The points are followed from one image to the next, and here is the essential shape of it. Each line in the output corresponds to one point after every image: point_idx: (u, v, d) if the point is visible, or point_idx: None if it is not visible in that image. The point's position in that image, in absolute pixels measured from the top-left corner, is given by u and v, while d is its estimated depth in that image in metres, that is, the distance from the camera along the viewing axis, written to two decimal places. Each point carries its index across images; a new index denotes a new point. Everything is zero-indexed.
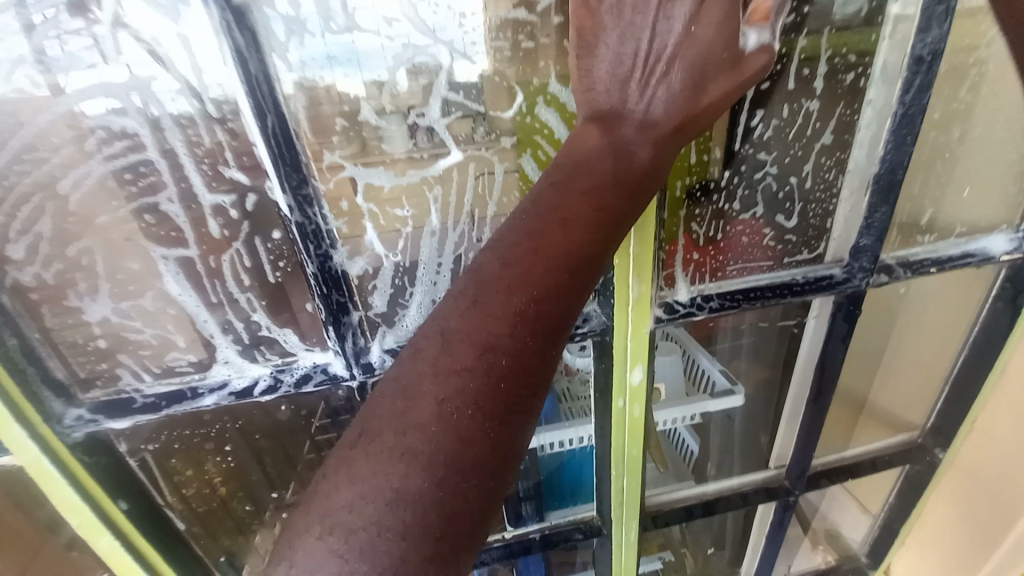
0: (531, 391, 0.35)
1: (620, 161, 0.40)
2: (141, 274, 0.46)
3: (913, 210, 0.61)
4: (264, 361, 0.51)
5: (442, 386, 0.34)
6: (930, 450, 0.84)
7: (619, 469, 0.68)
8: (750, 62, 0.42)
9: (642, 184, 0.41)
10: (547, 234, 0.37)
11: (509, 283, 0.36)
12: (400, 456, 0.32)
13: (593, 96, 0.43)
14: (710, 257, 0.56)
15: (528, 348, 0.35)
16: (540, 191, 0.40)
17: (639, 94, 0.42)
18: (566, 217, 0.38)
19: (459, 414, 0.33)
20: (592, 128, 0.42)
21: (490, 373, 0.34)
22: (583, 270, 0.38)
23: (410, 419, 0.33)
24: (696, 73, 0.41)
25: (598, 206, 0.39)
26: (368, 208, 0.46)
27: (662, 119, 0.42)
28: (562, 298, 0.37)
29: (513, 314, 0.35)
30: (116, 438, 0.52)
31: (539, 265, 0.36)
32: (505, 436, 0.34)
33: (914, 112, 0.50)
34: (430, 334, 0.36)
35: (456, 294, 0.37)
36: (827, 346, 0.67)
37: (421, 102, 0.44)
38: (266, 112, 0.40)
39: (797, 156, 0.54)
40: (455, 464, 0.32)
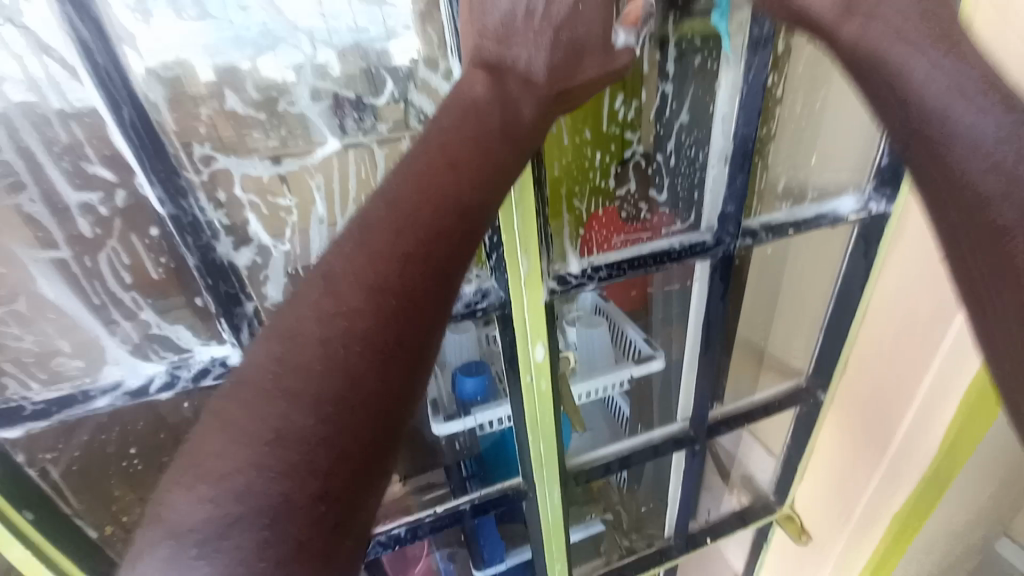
0: (419, 328, 0.38)
1: (506, 112, 0.45)
2: (10, 278, 0.44)
3: (768, 179, 0.69)
4: (158, 359, 0.51)
5: (326, 326, 0.36)
6: (812, 390, 0.96)
7: (533, 434, 0.73)
8: (619, 55, 0.49)
9: (526, 138, 0.46)
10: (433, 178, 0.40)
11: (395, 226, 0.38)
12: (282, 396, 0.34)
13: (483, 41, 0.45)
14: (595, 231, 0.61)
15: (418, 288, 0.38)
16: (426, 138, 0.43)
17: (521, 55, 0.46)
18: (453, 160, 0.42)
19: (345, 350, 0.35)
20: (479, 74, 0.45)
21: (377, 311, 0.36)
22: (470, 210, 0.41)
23: (292, 360, 0.35)
24: (574, 50, 0.47)
25: (486, 151, 0.43)
26: (249, 199, 0.47)
27: (539, 77, 0.47)
28: (450, 243, 0.40)
29: (400, 255, 0.38)
30: (13, 449, 0.50)
31: (426, 208, 0.39)
32: (394, 371, 0.36)
33: (756, 90, 0.56)
34: (315, 278, 0.37)
35: (344, 236, 0.39)
36: (708, 305, 0.75)
37: (287, 90, 0.45)
38: (120, 103, 0.39)
39: (659, 134, 0.59)
40: (342, 400, 0.34)
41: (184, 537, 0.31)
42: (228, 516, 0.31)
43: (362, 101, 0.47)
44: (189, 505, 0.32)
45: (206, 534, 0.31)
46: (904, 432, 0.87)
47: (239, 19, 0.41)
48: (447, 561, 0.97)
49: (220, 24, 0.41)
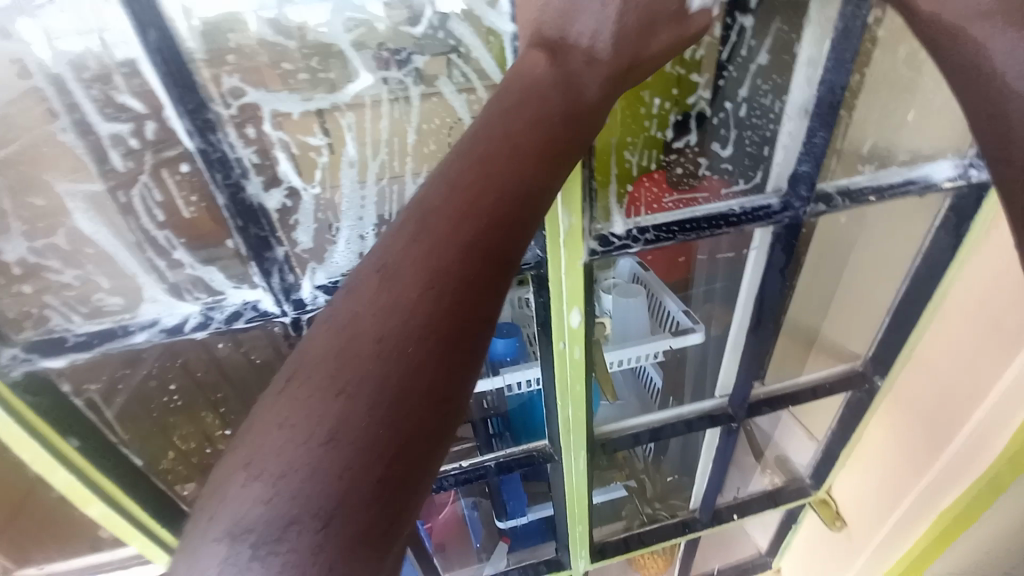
0: (483, 326, 0.34)
1: (571, 90, 0.41)
2: (50, 211, 0.45)
3: (854, 136, 0.60)
4: (192, 299, 0.51)
5: (383, 321, 0.33)
6: (869, 377, 0.89)
7: (563, 399, 0.71)
8: (693, 21, 0.46)
9: (591, 118, 0.42)
10: (497, 160, 0.37)
11: (457, 211, 0.35)
12: (338, 392, 0.31)
13: (541, 24, 0.43)
14: (646, 189, 0.55)
15: (482, 279, 0.34)
16: (488, 116, 0.39)
17: (585, 29, 0.43)
18: (517, 143, 0.38)
19: (405, 349, 0.32)
20: (539, 54, 0.42)
21: (439, 304, 0.33)
22: (535, 199, 0.37)
23: (347, 358, 0.32)
24: (644, 22, 0.44)
25: (551, 134, 0.39)
26: (279, 137, 0.44)
27: (607, 56, 0.43)
28: (515, 232, 0.36)
29: (462, 242, 0.35)
30: (57, 378, 0.52)
31: (491, 192, 0.36)
32: (457, 374, 0.33)
33: (853, 27, 0.48)
34: (368, 268, 0.34)
35: (400, 223, 0.36)
36: (765, 277, 0.68)
37: (320, 17, 0.41)
38: (146, 25, 0.37)
39: (731, 77, 0.52)
40: (402, 398, 0.31)
41: (239, 539, 0.29)
42: (281, 520, 0.29)
43: (401, 31, 0.43)
44: (234, 506, 0.29)
45: (261, 535, 0.28)
46: (970, 427, 0.80)
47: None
48: (470, 508, 0.99)
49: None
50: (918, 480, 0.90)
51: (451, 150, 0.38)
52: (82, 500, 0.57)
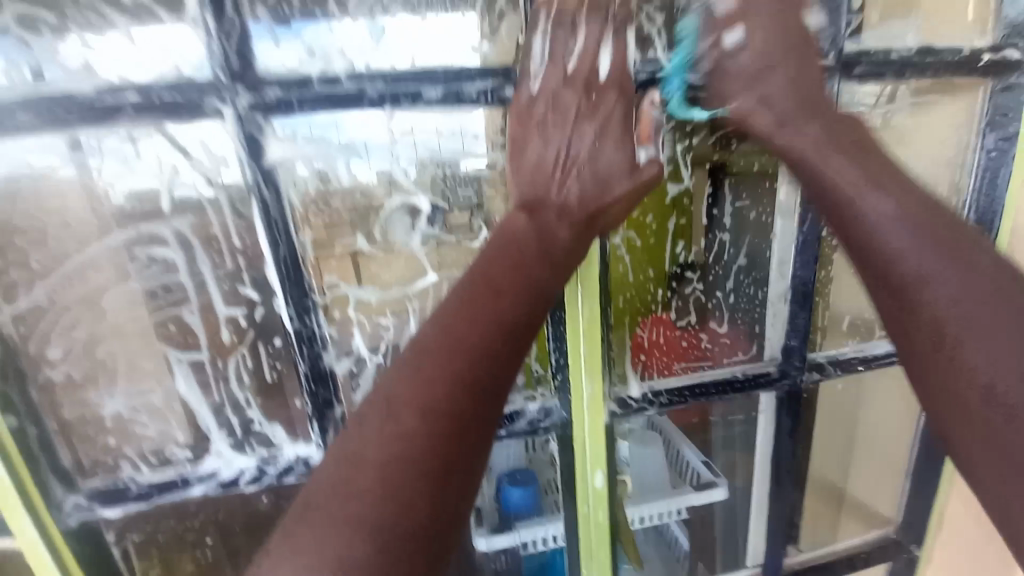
0: (467, 445, 0.41)
1: (544, 238, 0.50)
2: (156, 373, 0.54)
3: (833, 313, 0.69)
4: (251, 453, 0.56)
5: (385, 448, 0.39)
6: (906, 545, 0.85)
7: (587, 564, 0.69)
8: (644, 172, 0.54)
9: (564, 261, 0.51)
10: (478, 309, 0.46)
11: (446, 351, 0.43)
12: (345, 521, 0.36)
13: (523, 180, 0.53)
14: (656, 358, 0.63)
15: (466, 406, 0.42)
16: (473, 268, 0.49)
17: (557, 189, 0.54)
18: (500, 290, 0.47)
19: (401, 473, 0.38)
20: (520, 215, 0.51)
21: (431, 432, 0.40)
22: (512, 339, 0.46)
23: (354, 483, 0.38)
24: (601, 178, 0.54)
25: (529, 279, 0.49)
26: (356, 316, 0.55)
27: (576, 208, 0.53)
28: (494, 365, 0.44)
29: (449, 376, 0.42)
30: (104, 527, 0.55)
31: (473, 333, 0.45)
32: (445, 492, 0.39)
33: (811, 239, 0.61)
34: (375, 401, 0.42)
35: (401, 360, 0.44)
36: (777, 440, 0.72)
37: (405, 234, 0.55)
38: (279, 242, 0.50)
39: (717, 274, 0.64)
40: (398, 525, 0.36)
41: None
42: None
43: (461, 244, 0.57)
44: None
45: None
46: None
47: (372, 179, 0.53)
48: None
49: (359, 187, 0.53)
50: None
51: (446, 297, 0.48)
52: None
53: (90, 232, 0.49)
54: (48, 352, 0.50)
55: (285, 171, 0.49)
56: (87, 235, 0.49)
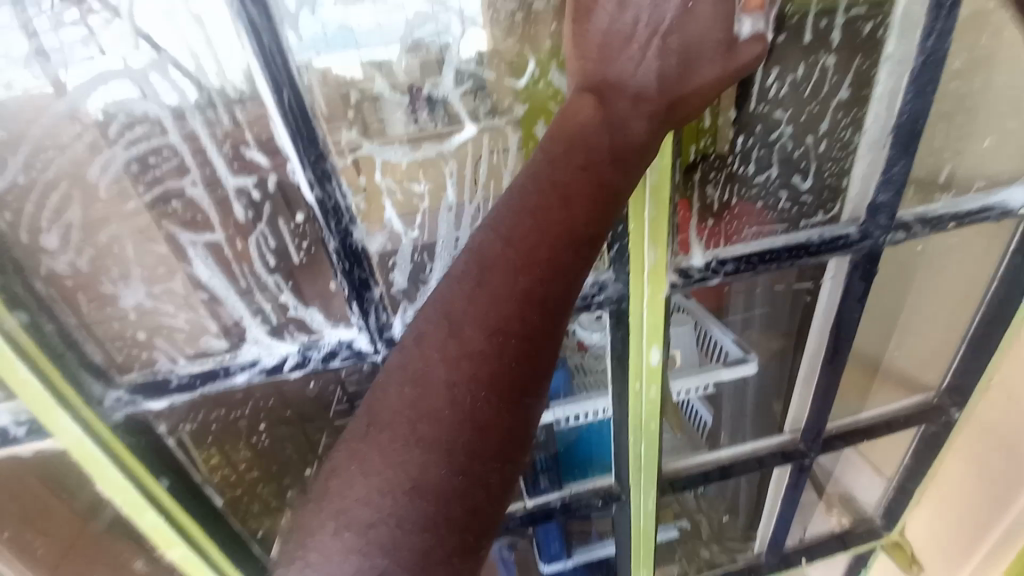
0: (538, 372, 0.36)
1: (616, 135, 0.40)
2: (169, 258, 0.47)
3: (932, 164, 0.59)
4: (291, 340, 0.53)
5: (452, 373, 0.35)
6: (946, 409, 0.85)
7: (636, 435, 0.68)
8: (743, 50, 0.43)
9: (639, 159, 0.41)
10: (549, 211, 0.37)
11: (512, 265, 0.36)
12: (416, 444, 0.34)
13: (585, 63, 0.42)
14: (725, 223, 0.56)
15: (538, 329, 0.36)
16: (536, 164, 0.39)
17: (632, 68, 0.41)
18: (566, 193, 0.38)
19: (472, 399, 0.35)
20: (587, 98, 0.40)
21: (501, 356, 0.35)
22: (587, 250, 0.38)
23: (422, 406, 0.34)
24: (690, 51, 0.41)
25: (598, 179, 0.39)
26: (387, 184, 0.47)
27: (654, 93, 0.41)
28: (566, 281, 0.37)
29: (519, 294, 0.36)
30: (155, 419, 0.54)
31: (541, 246, 0.37)
32: (518, 420, 0.36)
33: (936, 58, 0.49)
34: (435, 318, 0.36)
35: (460, 274, 0.37)
36: (843, 307, 0.67)
37: (434, 73, 0.44)
38: (281, 85, 0.40)
39: (812, 112, 0.53)
40: (470, 449, 0.34)
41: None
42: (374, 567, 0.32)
43: (503, 85, 0.46)
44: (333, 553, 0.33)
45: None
46: None
47: (355, 73, 0.43)
48: (506, 547, 0.93)
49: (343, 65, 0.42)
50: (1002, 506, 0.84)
51: (504, 194, 0.39)
52: (167, 540, 0.58)
53: (50, 88, 0.39)
54: (43, 238, 0.44)
55: None
56: (39, 83, 0.38)
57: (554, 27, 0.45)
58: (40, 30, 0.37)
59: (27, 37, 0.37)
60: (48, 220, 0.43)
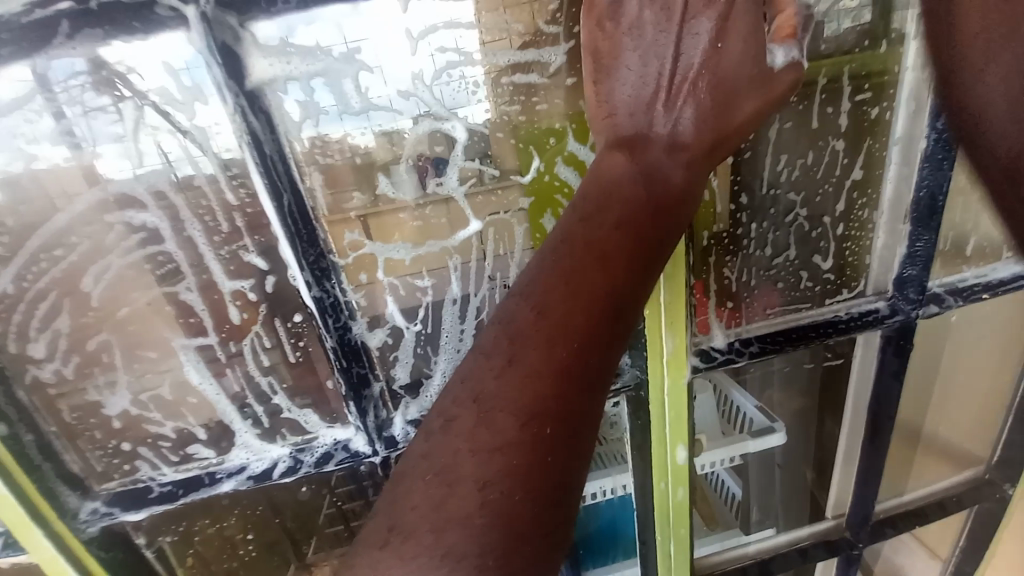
0: (578, 462, 0.31)
1: (654, 188, 0.37)
2: (159, 362, 0.45)
3: (957, 236, 0.57)
4: (283, 442, 0.49)
5: (484, 467, 0.29)
6: (1000, 486, 0.77)
7: (664, 531, 0.61)
8: (778, 81, 0.40)
9: (677, 212, 0.38)
10: (585, 274, 0.33)
11: (547, 337, 0.32)
12: (442, 557, 0.28)
13: (614, 122, 0.40)
14: (745, 303, 0.53)
15: (576, 410, 0.31)
16: (569, 222, 0.36)
17: (665, 115, 0.39)
18: (605, 255, 0.34)
19: (505, 500, 0.29)
20: (618, 154, 0.38)
21: (537, 447, 0.30)
22: (627, 310, 0.34)
23: (448, 511, 0.29)
24: (726, 88, 0.39)
25: (638, 239, 0.36)
26: (389, 281, 0.46)
27: (692, 139, 0.39)
28: (606, 350, 0.33)
29: (556, 370, 0.31)
30: (133, 531, 0.49)
31: (580, 314, 0.33)
32: (558, 519, 0.30)
33: (948, 136, 0.49)
34: (462, 401, 0.31)
35: (487, 347, 0.33)
36: (879, 382, 0.62)
37: (439, 170, 0.44)
38: (282, 191, 0.39)
39: (828, 192, 0.52)
40: (507, 562, 0.28)
41: None
42: None
43: (508, 177, 0.45)
44: None
45: None
46: None
47: (369, 141, 0.41)
48: None
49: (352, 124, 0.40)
50: None
51: (534, 256, 0.35)
52: None
53: (48, 201, 0.38)
54: (30, 348, 0.41)
55: (275, 91, 0.38)
56: (39, 196, 0.38)
57: (558, 122, 0.44)
58: (75, 112, 0.36)
59: (60, 120, 0.36)
60: (36, 329, 0.41)
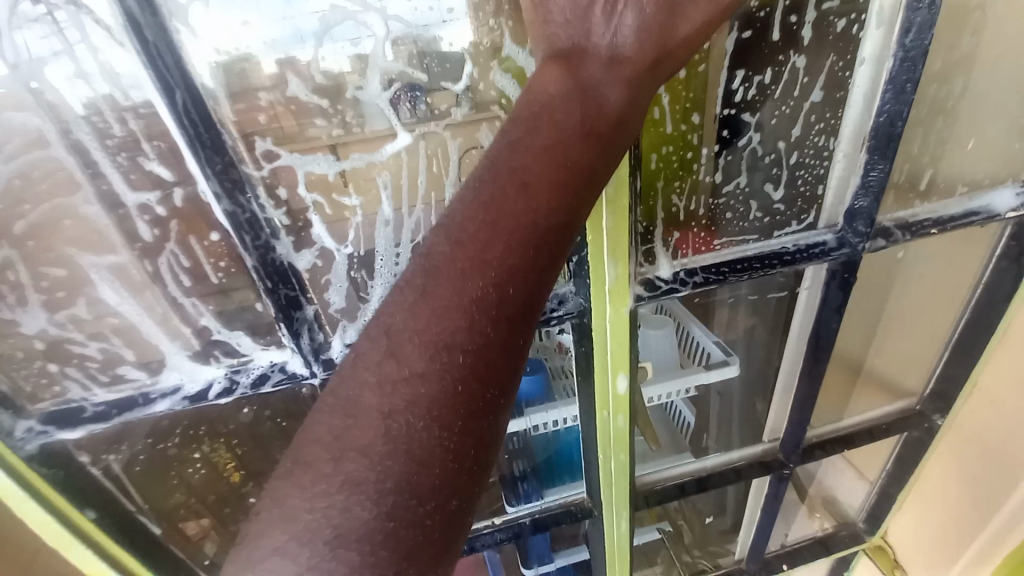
0: (492, 393, 0.31)
1: (589, 106, 0.34)
2: (70, 281, 0.42)
3: (913, 169, 0.56)
4: (217, 363, 0.48)
5: (389, 398, 0.29)
6: (928, 416, 0.82)
7: (606, 451, 0.64)
8: None
9: (615, 135, 0.35)
10: (506, 202, 0.32)
11: (462, 267, 0.31)
12: (340, 486, 0.28)
13: (552, 31, 0.37)
14: (694, 233, 0.52)
15: (491, 341, 0.31)
16: (495, 149, 0.34)
17: (604, 22, 0.36)
18: (528, 180, 0.33)
19: (409, 429, 0.29)
20: (554, 66, 0.35)
21: (445, 377, 0.30)
22: (553, 240, 0.33)
23: (350, 442, 0.29)
24: None
25: (567, 165, 0.33)
26: (312, 199, 0.43)
27: (632, 51, 0.36)
28: (527, 281, 0.32)
29: (469, 302, 0.31)
30: (75, 450, 0.49)
31: (497, 242, 0.32)
32: (470, 450, 0.30)
33: (915, 56, 0.45)
34: (374, 334, 0.31)
35: (402, 280, 0.32)
36: (820, 315, 0.64)
37: (357, 75, 0.40)
38: (173, 86, 0.35)
39: (784, 115, 0.49)
40: (409, 488, 0.29)
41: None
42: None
43: (440, 85, 0.41)
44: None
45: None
46: None
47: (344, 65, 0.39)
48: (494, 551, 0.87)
49: (286, 39, 0.37)
50: (998, 508, 0.80)
51: (459, 186, 0.34)
52: None
53: None
54: None
55: None
56: None
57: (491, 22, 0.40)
58: None
59: None
60: None
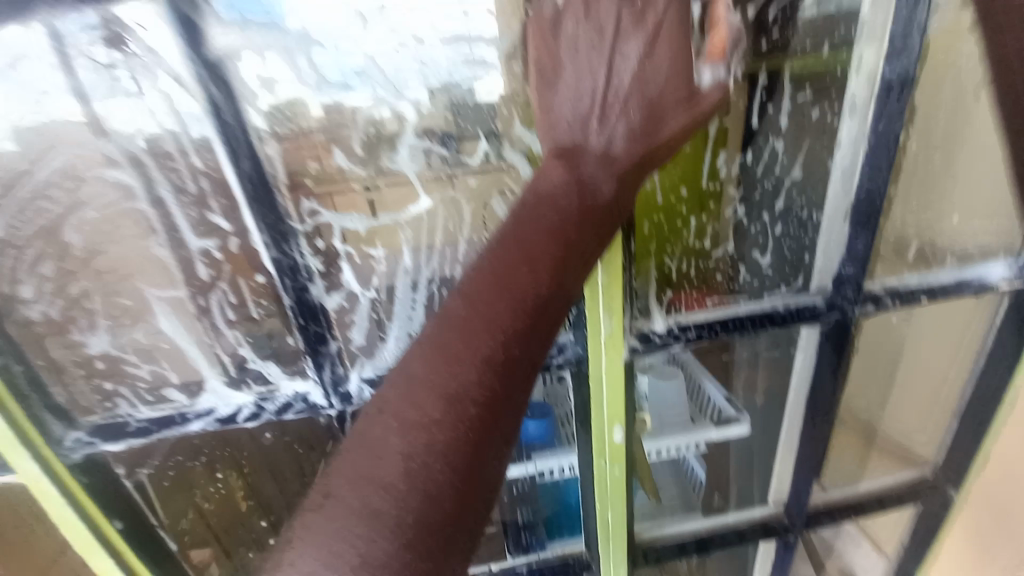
0: (496, 437, 0.35)
1: (584, 195, 0.41)
2: (134, 309, 0.50)
3: (896, 239, 0.59)
4: (247, 390, 0.53)
5: (410, 441, 0.33)
6: (941, 488, 0.79)
7: (602, 499, 0.65)
8: (705, 98, 0.45)
9: (607, 218, 0.43)
10: (514, 273, 0.38)
11: (474, 326, 0.36)
12: (365, 518, 0.31)
13: (556, 131, 0.44)
14: (688, 295, 0.57)
15: (498, 392, 0.36)
16: (506, 228, 0.40)
17: (599, 129, 0.44)
18: (533, 253, 0.39)
19: (427, 470, 0.33)
20: (555, 163, 0.42)
21: (459, 424, 0.34)
22: (549, 305, 0.39)
23: (374, 480, 0.32)
24: (653, 104, 0.44)
25: (565, 242, 0.40)
26: (345, 250, 0.50)
27: (624, 151, 0.44)
28: (525, 339, 0.38)
29: (480, 357, 0.36)
30: (114, 462, 0.54)
31: (503, 306, 0.37)
32: (478, 488, 0.34)
33: (889, 138, 0.49)
34: (396, 383, 0.36)
35: (420, 337, 0.37)
36: (815, 375, 0.65)
37: (388, 148, 0.47)
38: (241, 156, 0.43)
39: (764, 191, 0.59)
40: (425, 523, 0.32)
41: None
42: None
43: (459, 158, 0.49)
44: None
45: None
46: None
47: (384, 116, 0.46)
48: None
49: (332, 120, 0.45)
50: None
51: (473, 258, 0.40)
52: None
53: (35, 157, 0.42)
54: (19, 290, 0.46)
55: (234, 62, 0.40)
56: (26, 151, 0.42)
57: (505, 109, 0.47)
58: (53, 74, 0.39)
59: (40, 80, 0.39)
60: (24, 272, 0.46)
